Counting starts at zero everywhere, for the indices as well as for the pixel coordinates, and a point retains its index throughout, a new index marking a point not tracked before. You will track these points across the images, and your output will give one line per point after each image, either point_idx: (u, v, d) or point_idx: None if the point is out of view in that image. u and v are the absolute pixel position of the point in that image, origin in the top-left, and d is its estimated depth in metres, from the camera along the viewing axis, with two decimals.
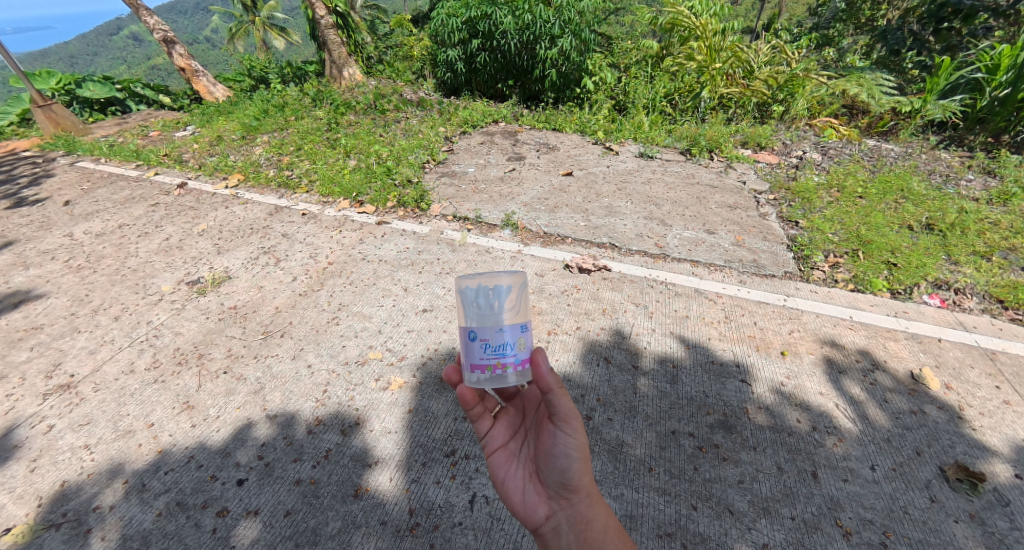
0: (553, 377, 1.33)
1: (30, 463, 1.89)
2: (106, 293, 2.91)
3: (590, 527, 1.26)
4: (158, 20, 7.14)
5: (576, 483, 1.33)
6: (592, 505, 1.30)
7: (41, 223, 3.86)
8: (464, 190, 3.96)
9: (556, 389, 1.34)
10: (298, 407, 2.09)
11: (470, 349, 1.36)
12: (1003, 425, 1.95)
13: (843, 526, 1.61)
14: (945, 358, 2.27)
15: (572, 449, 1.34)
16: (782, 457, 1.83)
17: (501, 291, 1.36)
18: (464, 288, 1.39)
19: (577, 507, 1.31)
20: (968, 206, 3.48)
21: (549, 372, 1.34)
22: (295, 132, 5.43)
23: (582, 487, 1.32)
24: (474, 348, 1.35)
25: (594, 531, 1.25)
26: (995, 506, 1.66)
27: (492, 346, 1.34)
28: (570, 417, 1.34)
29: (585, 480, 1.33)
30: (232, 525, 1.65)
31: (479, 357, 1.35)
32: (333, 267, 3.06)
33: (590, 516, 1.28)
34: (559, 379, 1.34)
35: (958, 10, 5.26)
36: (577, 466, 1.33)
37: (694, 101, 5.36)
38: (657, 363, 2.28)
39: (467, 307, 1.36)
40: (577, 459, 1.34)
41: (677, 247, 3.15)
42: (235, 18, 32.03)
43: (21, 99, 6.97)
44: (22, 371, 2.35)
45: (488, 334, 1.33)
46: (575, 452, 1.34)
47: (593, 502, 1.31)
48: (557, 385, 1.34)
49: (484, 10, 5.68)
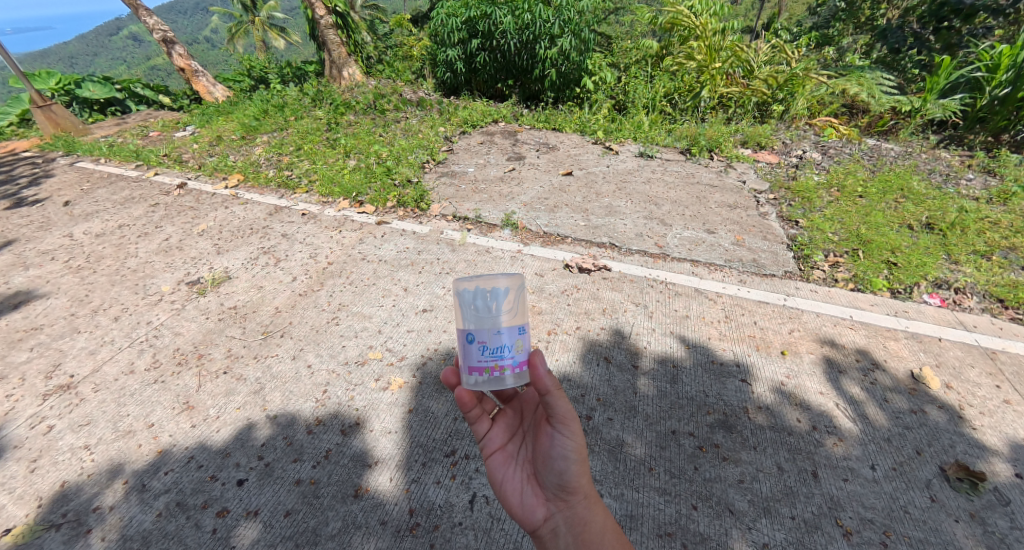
0: (551, 379, 1.33)
1: (31, 463, 1.89)
2: (106, 293, 2.91)
3: (589, 528, 1.26)
4: (158, 21, 7.14)
5: (575, 485, 1.33)
6: (590, 506, 1.30)
7: (41, 223, 3.86)
8: (464, 190, 3.96)
9: (554, 391, 1.34)
10: (298, 408, 2.09)
11: (468, 351, 1.36)
12: (1003, 425, 1.95)
13: (844, 526, 1.60)
14: (945, 357, 2.27)
15: (570, 450, 1.35)
16: (783, 457, 1.83)
17: (499, 294, 1.34)
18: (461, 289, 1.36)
19: (576, 508, 1.31)
20: (969, 205, 3.48)
21: (547, 374, 1.34)
22: (295, 132, 5.43)
23: (581, 489, 1.32)
24: (472, 350, 1.35)
25: (593, 532, 1.25)
26: (995, 506, 1.66)
27: (490, 348, 1.34)
28: (569, 419, 1.34)
29: (584, 482, 1.33)
30: (232, 525, 1.65)
31: (477, 359, 1.35)
32: (333, 267, 3.06)
33: (588, 517, 1.28)
34: (557, 381, 1.33)
35: (958, 9, 5.25)
36: (576, 468, 1.34)
37: (694, 101, 5.36)
38: (658, 362, 2.28)
39: (465, 310, 1.35)
40: (575, 461, 1.34)
41: (677, 247, 3.15)
42: (235, 18, 32.05)
43: (20, 99, 6.96)
44: (22, 371, 2.35)
45: (486, 337, 1.33)
46: (574, 454, 1.34)
47: (592, 503, 1.31)
48: (555, 387, 1.33)
49: (483, 10, 5.68)
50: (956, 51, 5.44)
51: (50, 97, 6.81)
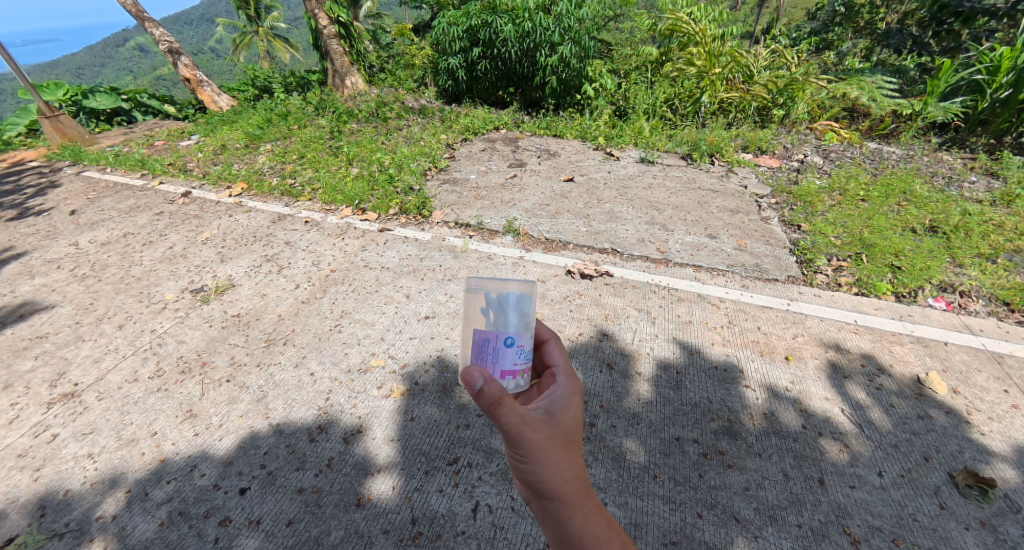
0: (482, 401, 1.12)
1: (34, 473, 1.89)
2: (111, 301, 2.93)
3: (563, 531, 1.13)
4: (162, 32, 7.23)
5: (544, 490, 1.17)
6: (565, 508, 1.14)
7: (47, 232, 3.90)
8: (466, 197, 3.98)
9: (489, 410, 1.13)
10: (300, 416, 2.09)
11: (505, 356, 1.27)
12: (1012, 430, 1.92)
13: (852, 534, 1.58)
14: (952, 362, 2.25)
15: (532, 456, 1.17)
16: (788, 463, 1.81)
17: (531, 300, 1.28)
18: (494, 296, 1.25)
19: (550, 508, 1.16)
20: (972, 208, 3.46)
21: (485, 390, 1.12)
22: (298, 140, 5.48)
23: (554, 492, 1.16)
24: (507, 355, 1.27)
25: (566, 534, 1.12)
26: (1006, 513, 1.63)
27: (525, 352, 1.30)
28: (517, 430, 1.16)
29: (557, 486, 1.16)
30: (234, 535, 1.64)
31: (512, 363, 1.28)
32: (336, 275, 3.07)
33: (564, 523, 1.13)
34: (489, 403, 1.11)
35: (958, 12, 5.30)
36: (544, 472, 1.17)
37: (694, 106, 5.41)
38: (660, 369, 2.26)
39: (502, 315, 1.25)
40: (542, 462, 1.17)
41: (679, 252, 3.15)
42: (239, 30, 32.41)
43: (29, 111, 7.09)
44: (27, 379, 2.36)
45: (523, 340, 1.28)
46: (536, 458, 1.18)
47: (567, 504, 1.14)
48: (490, 406, 1.12)
49: (484, 19, 5.78)
50: (955, 54, 5.44)
51: (58, 107, 6.85)
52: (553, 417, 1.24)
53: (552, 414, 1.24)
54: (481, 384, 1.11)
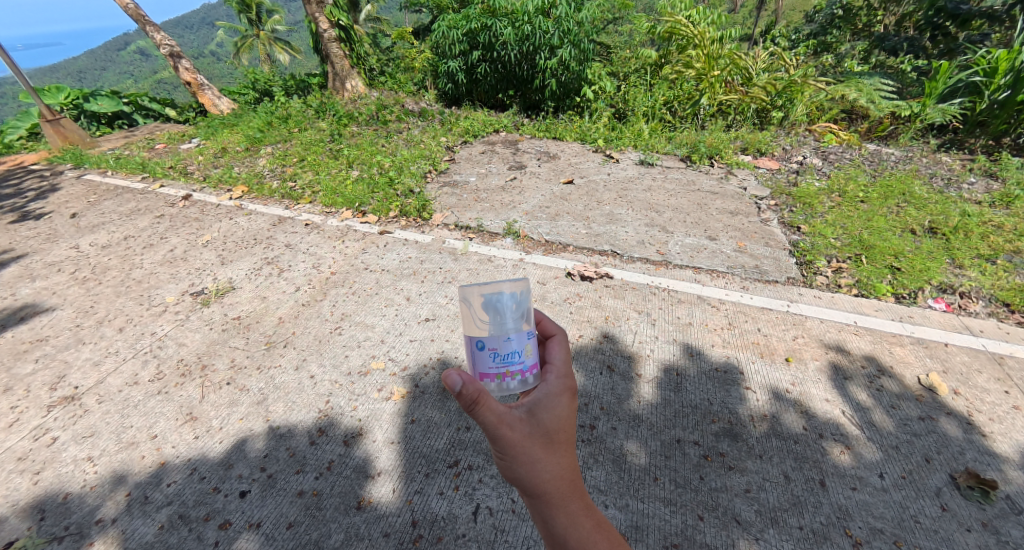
0: (462, 397, 1.12)
1: (34, 476, 1.89)
2: (111, 304, 2.93)
3: (549, 530, 1.12)
4: (163, 36, 7.27)
5: (529, 489, 1.16)
6: (549, 505, 1.14)
7: (48, 235, 3.90)
8: (466, 199, 3.99)
9: (468, 407, 1.13)
10: (300, 418, 2.08)
11: (478, 358, 1.28)
12: (1014, 431, 1.91)
13: (853, 536, 1.58)
14: (952, 363, 2.24)
15: (515, 455, 1.17)
16: (790, 465, 1.81)
17: (512, 300, 1.27)
18: (466, 298, 1.29)
19: (537, 507, 1.15)
20: (971, 209, 3.47)
21: (464, 388, 1.11)
22: (298, 144, 5.48)
23: (537, 491, 1.16)
24: (482, 357, 1.27)
25: (553, 533, 1.11)
26: (1008, 514, 1.62)
27: (502, 355, 1.26)
28: (494, 429, 1.16)
29: (542, 485, 1.16)
30: (234, 538, 1.64)
31: (488, 366, 1.27)
32: (336, 277, 3.08)
33: (548, 523, 1.13)
34: (468, 398, 1.11)
35: (955, 14, 5.33)
36: (526, 470, 1.17)
37: (693, 108, 5.42)
38: (660, 371, 2.26)
39: (473, 316, 1.27)
40: (526, 461, 1.17)
41: (678, 254, 3.15)
42: (241, 35, 32.55)
43: (30, 115, 7.12)
44: (27, 383, 2.36)
45: (499, 342, 1.25)
46: (516, 456, 1.17)
47: (552, 504, 1.14)
48: (470, 402, 1.12)
49: (484, 22, 5.79)
50: (954, 56, 5.43)
51: (59, 111, 6.88)
52: (535, 416, 1.23)
53: (533, 413, 1.24)
54: (458, 386, 1.10)
